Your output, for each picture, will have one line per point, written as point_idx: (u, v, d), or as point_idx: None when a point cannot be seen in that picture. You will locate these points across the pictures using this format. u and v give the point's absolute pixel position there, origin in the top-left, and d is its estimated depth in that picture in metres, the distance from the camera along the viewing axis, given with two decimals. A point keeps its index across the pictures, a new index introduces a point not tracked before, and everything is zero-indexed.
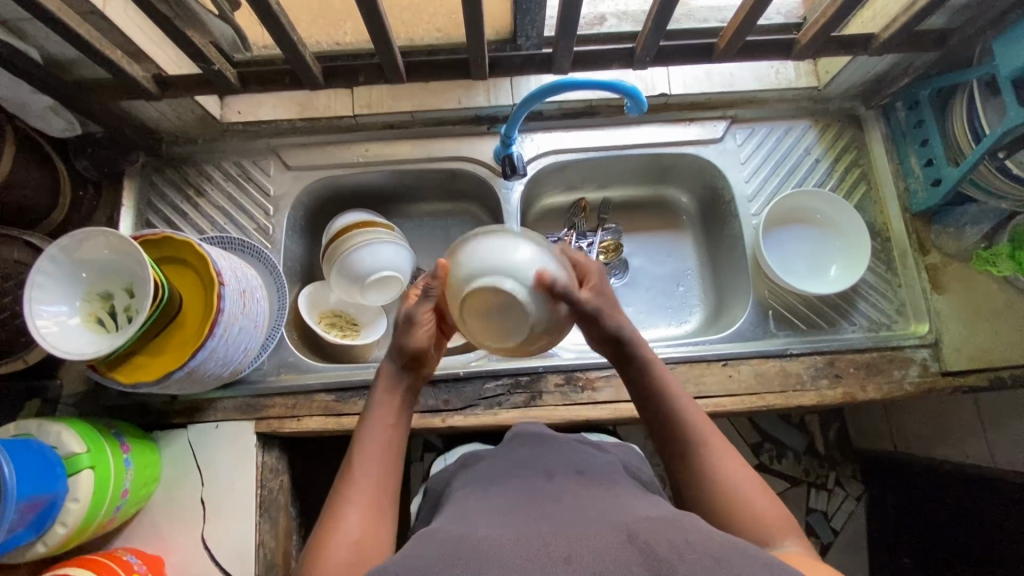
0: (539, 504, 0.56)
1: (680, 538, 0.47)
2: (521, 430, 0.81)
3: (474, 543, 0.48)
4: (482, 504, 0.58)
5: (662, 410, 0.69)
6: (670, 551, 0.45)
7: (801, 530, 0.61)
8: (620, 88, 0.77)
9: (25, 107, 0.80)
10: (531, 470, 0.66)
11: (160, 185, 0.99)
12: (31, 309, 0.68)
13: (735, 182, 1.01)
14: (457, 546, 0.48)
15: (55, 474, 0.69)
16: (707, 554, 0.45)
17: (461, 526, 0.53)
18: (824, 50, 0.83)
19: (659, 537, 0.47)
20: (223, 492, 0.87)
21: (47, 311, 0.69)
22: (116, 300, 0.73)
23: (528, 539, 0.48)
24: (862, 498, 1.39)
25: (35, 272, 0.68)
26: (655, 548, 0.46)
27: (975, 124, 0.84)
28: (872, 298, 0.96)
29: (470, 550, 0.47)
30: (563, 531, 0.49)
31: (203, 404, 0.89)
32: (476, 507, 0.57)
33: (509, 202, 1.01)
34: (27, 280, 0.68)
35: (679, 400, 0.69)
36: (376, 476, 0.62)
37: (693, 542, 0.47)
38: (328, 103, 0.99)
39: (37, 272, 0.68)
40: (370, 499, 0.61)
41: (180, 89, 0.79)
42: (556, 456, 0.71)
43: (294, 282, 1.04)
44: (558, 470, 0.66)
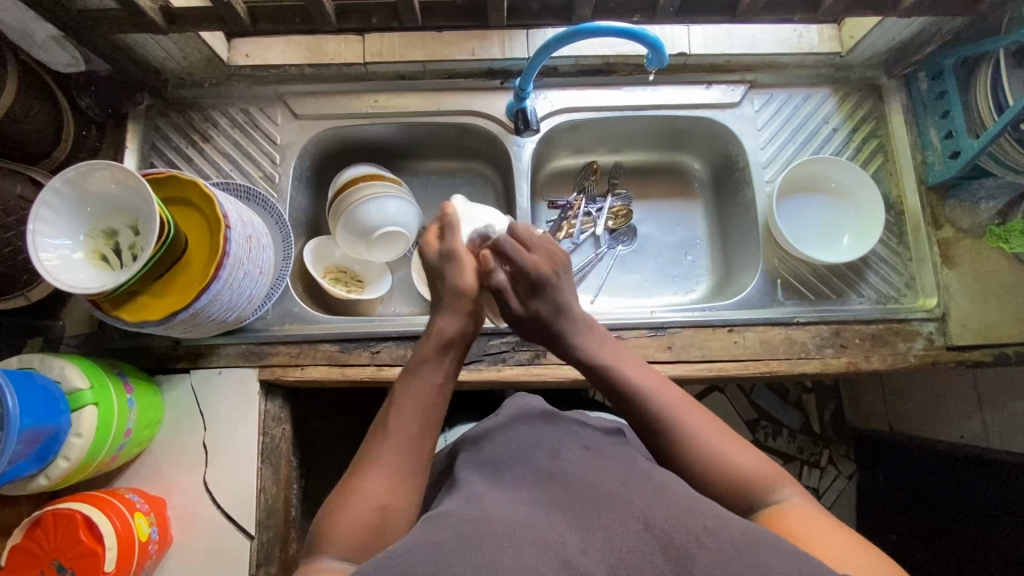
0: (548, 486, 0.56)
1: (699, 526, 0.48)
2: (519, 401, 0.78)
3: (491, 530, 0.48)
4: (490, 483, 0.58)
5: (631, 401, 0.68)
6: (687, 540, 0.46)
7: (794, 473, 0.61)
8: (644, 39, 0.75)
9: (28, 35, 0.78)
10: (539, 445, 0.65)
11: (163, 128, 0.97)
12: (35, 240, 0.67)
13: (750, 149, 0.99)
14: (467, 532, 0.48)
15: (59, 408, 0.69)
16: (725, 542, 0.46)
17: (471, 508, 0.52)
18: (851, 9, 0.81)
19: (675, 525, 0.48)
20: (225, 438, 0.87)
21: (49, 244, 0.68)
22: (121, 237, 0.72)
23: (542, 527, 0.49)
24: (853, 477, 1.42)
25: (39, 203, 0.67)
26: (672, 534, 0.47)
27: (999, 95, 0.82)
28: (882, 271, 0.96)
29: (484, 536, 0.47)
30: (581, 518, 0.50)
31: (206, 349, 0.89)
32: (485, 489, 0.57)
33: (520, 160, 0.99)
34: (30, 211, 0.67)
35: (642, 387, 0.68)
36: (407, 440, 0.61)
37: (715, 530, 0.47)
38: (338, 50, 0.96)
39: (40, 203, 0.67)
40: (401, 461, 0.60)
41: (189, 24, 0.77)
42: (563, 427, 0.70)
43: (299, 235, 1.02)
44: (565, 446, 0.65)
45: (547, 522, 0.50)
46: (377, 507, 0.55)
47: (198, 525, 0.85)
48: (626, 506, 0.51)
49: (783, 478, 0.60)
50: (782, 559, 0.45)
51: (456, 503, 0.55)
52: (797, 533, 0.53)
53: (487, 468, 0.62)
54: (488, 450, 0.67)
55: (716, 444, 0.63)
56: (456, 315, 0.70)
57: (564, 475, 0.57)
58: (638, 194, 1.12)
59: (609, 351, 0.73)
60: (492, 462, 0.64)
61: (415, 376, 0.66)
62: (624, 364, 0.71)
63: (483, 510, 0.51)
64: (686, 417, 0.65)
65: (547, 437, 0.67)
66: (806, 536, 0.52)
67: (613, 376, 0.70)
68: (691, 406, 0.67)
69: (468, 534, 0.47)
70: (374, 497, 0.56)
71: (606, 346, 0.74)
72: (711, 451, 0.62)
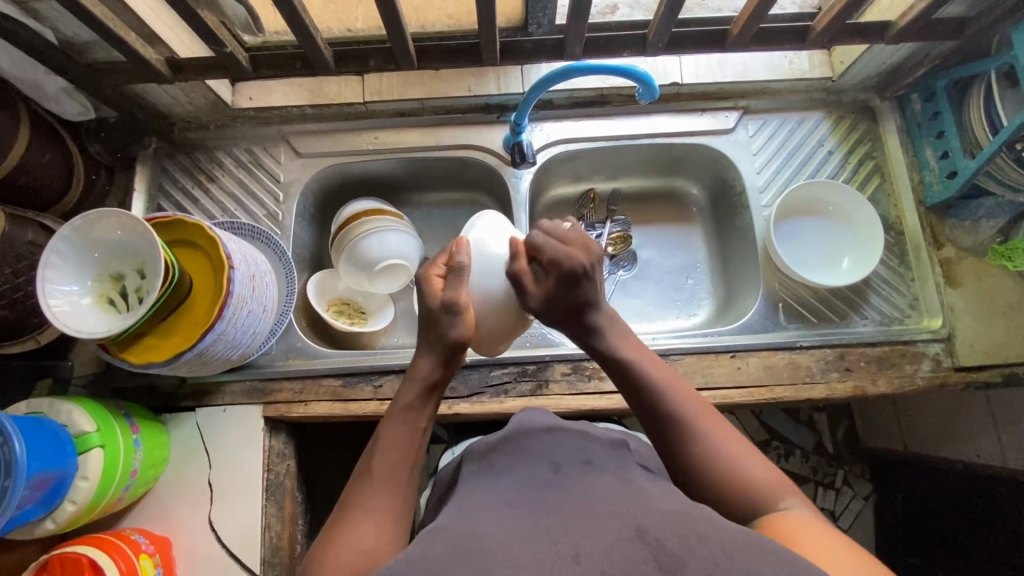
0: (546, 495, 0.56)
1: (690, 532, 0.47)
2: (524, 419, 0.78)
3: (484, 543, 0.48)
4: (492, 502, 0.58)
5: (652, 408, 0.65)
6: (680, 547, 0.45)
7: (798, 488, 0.59)
8: (634, 74, 0.76)
9: (40, 88, 0.80)
10: (540, 462, 0.65)
11: (171, 170, 1.00)
12: (43, 287, 0.68)
13: (746, 173, 1.00)
14: (464, 545, 0.47)
15: (65, 451, 0.70)
16: (719, 549, 0.45)
17: (469, 523, 0.52)
18: (840, 37, 0.82)
19: (668, 531, 0.47)
20: (230, 475, 0.87)
21: (59, 291, 0.70)
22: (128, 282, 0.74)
23: (537, 536, 0.48)
24: (871, 498, 1.37)
25: (47, 252, 0.69)
26: (665, 542, 0.46)
27: (993, 116, 0.83)
28: (884, 292, 0.95)
29: (478, 549, 0.46)
30: (574, 524, 0.49)
31: (211, 387, 0.90)
32: (487, 504, 0.56)
33: (517, 191, 1.01)
34: (40, 261, 0.68)
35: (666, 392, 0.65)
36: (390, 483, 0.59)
37: (705, 536, 0.46)
38: (338, 91, 0.99)
39: (50, 251, 0.69)
40: (388, 506, 0.58)
41: (193, 73, 0.79)
42: (561, 443, 0.70)
43: (303, 270, 1.04)
44: (566, 460, 0.65)
45: (540, 529, 0.49)
46: (360, 553, 0.53)
47: (203, 562, 0.85)
48: (623, 517, 0.50)
49: (789, 487, 0.58)
50: (773, 563, 0.44)
51: (455, 519, 0.54)
52: (792, 540, 0.52)
53: (491, 486, 0.62)
54: (489, 471, 0.67)
55: (717, 439, 0.62)
56: (433, 355, 0.67)
57: (562, 487, 0.58)
58: (637, 219, 1.13)
59: (635, 350, 0.70)
60: (494, 480, 0.64)
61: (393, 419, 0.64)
62: (647, 363, 0.68)
63: (480, 526, 0.51)
64: (692, 412, 0.64)
65: (548, 454, 0.67)
66: (797, 543, 0.51)
67: (637, 382, 0.67)
68: (697, 402, 0.65)
69: (465, 547, 0.47)
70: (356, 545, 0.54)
71: (628, 343, 0.70)
72: (712, 449, 0.61)
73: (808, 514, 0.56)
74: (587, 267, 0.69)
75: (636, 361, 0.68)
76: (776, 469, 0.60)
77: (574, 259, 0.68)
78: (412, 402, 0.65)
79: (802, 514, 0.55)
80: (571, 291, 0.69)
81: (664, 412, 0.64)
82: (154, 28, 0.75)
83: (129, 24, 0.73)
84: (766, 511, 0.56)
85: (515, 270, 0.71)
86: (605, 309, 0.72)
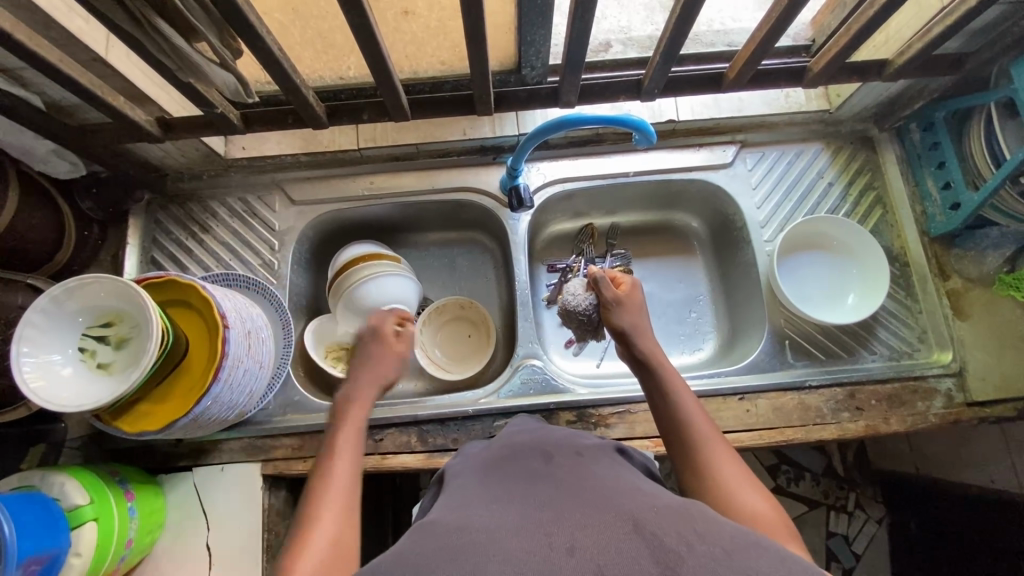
0: (539, 489, 0.53)
1: (690, 530, 0.44)
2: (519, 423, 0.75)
3: (475, 535, 0.45)
4: None
5: (672, 424, 0.68)
6: (678, 542, 0.42)
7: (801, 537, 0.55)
8: (629, 123, 0.76)
9: (28, 151, 0.79)
10: (531, 451, 0.63)
11: (165, 222, 0.99)
12: (17, 362, 0.65)
13: (746, 208, 0.99)
14: (455, 540, 0.45)
15: (59, 527, 0.67)
16: (718, 546, 0.42)
17: (459, 515, 0.49)
18: (838, 76, 0.82)
19: (666, 525, 0.45)
20: (230, 538, 0.85)
21: (31, 363, 0.66)
22: (109, 333, 0.71)
23: (530, 529, 0.46)
24: (884, 521, 1.32)
25: (22, 325, 0.66)
26: (662, 536, 0.43)
27: (995, 148, 0.81)
28: (892, 326, 0.94)
29: (463, 551, 0.43)
30: (568, 517, 0.47)
31: (208, 446, 0.88)
32: (475, 497, 0.54)
33: (516, 233, 1.00)
34: (14, 334, 0.65)
35: (689, 414, 0.68)
36: (333, 494, 0.62)
37: (704, 533, 0.44)
38: (332, 138, 0.99)
39: (24, 323, 0.66)
40: (340, 504, 0.61)
41: (183, 131, 0.78)
42: (550, 437, 0.67)
43: (300, 317, 1.02)
44: (557, 450, 0.62)
45: (533, 521, 0.47)
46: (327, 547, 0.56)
47: None
48: (615, 511, 0.48)
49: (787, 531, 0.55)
50: (772, 561, 0.41)
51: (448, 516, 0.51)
52: None
53: (481, 478, 0.59)
54: (476, 465, 0.62)
55: (725, 466, 0.61)
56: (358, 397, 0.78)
57: (555, 480, 0.54)
58: (638, 253, 1.11)
59: (671, 373, 0.73)
60: (480, 472, 0.60)
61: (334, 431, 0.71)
62: (678, 387, 0.71)
63: (468, 521, 0.48)
64: (692, 412, 0.68)
65: (541, 444, 0.65)
66: None
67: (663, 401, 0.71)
68: (715, 433, 0.66)
69: (453, 543, 0.44)
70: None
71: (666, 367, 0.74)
72: (717, 472, 0.61)
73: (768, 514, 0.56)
74: (641, 304, 0.83)
75: (658, 363, 0.74)
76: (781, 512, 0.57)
77: (632, 295, 0.83)
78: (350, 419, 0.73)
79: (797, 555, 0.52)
80: (626, 313, 0.80)
81: (672, 411, 0.69)
82: (143, 89, 0.74)
83: (117, 86, 0.72)
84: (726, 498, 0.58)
85: (602, 290, 0.83)
86: (652, 338, 0.78)
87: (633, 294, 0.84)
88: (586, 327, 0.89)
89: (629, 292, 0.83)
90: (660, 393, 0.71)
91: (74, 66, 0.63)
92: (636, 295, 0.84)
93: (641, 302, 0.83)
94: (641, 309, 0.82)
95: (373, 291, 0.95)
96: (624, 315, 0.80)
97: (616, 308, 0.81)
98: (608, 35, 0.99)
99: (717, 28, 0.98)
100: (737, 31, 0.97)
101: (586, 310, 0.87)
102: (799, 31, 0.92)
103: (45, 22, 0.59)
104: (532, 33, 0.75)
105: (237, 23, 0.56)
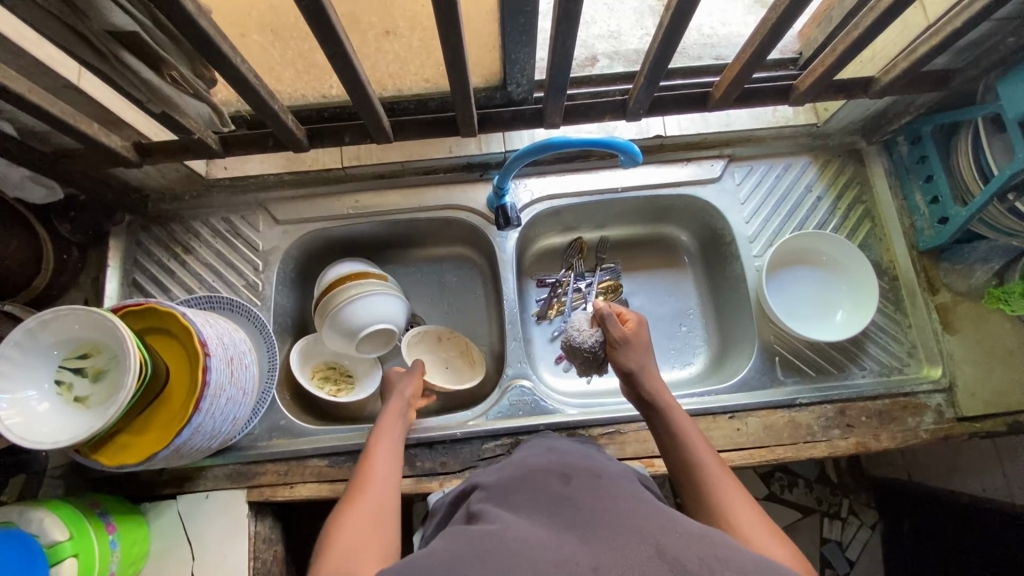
0: (561, 512, 0.52)
1: (710, 555, 0.44)
2: (532, 443, 0.75)
3: (491, 553, 0.45)
4: None
5: (683, 465, 0.69)
6: (699, 564, 0.43)
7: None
8: (614, 145, 0.75)
9: (3, 178, 0.77)
10: (546, 470, 0.62)
11: (146, 243, 0.97)
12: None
13: (734, 223, 0.98)
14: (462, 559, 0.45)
15: (39, 563, 0.66)
16: (738, 571, 0.42)
17: (493, 531, 0.49)
18: (824, 94, 0.81)
19: (690, 551, 0.44)
20: (215, 567, 0.83)
21: (6, 399, 0.65)
22: (86, 365, 0.70)
23: (559, 550, 0.46)
24: (877, 527, 1.33)
25: None
26: (684, 560, 0.43)
27: (983, 164, 0.81)
28: (881, 341, 0.93)
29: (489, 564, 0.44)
30: (597, 539, 0.47)
31: (193, 473, 0.86)
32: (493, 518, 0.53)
33: (503, 251, 0.99)
34: None
35: (698, 454, 0.69)
36: (375, 484, 0.69)
37: (726, 559, 0.44)
38: (316, 158, 0.98)
39: None
40: (379, 493, 0.68)
41: (162, 156, 0.77)
42: (565, 457, 0.66)
43: (286, 338, 1.01)
44: (576, 471, 0.61)
45: (562, 544, 0.47)
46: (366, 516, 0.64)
47: None
48: (641, 531, 0.47)
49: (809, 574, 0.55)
50: None
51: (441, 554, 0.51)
52: None
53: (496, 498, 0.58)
54: (488, 484, 0.62)
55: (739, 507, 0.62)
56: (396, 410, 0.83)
57: (575, 499, 0.54)
58: (627, 267, 1.10)
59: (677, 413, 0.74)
60: (501, 492, 0.60)
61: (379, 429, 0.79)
62: (686, 427, 0.72)
63: (499, 531, 0.49)
64: (703, 452, 0.69)
65: (556, 463, 0.64)
66: None
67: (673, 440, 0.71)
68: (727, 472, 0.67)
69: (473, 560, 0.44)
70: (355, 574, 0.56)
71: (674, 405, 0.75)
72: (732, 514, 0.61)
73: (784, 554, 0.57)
74: (646, 342, 0.81)
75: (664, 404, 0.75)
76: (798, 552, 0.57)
77: (637, 332, 0.80)
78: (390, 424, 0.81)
79: None
80: (631, 356, 0.79)
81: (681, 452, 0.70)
82: (120, 115, 0.73)
83: (93, 113, 0.71)
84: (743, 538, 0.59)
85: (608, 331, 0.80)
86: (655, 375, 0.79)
87: (639, 331, 0.81)
88: (590, 364, 0.85)
89: (635, 331, 0.81)
90: (669, 434, 0.72)
91: (45, 96, 0.62)
92: (641, 331, 0.81)
93: (646, 336, 0.81)
94: (647, 349, 0.80)
95: (356, 314, 0.94)
96: (627, 356, 0.79)
97: (620, 352, 0.79)
98: (595, 48, 0.98)
99: (704, 41, 0.97)
100: (723, 45, 0.96)
101: (591, 349, 0.82)
102: (787, 44, 0.92)
103: (15, 52, 0.58)
104: (516, 52, 0.74)
105: (212, 54, 0.55)
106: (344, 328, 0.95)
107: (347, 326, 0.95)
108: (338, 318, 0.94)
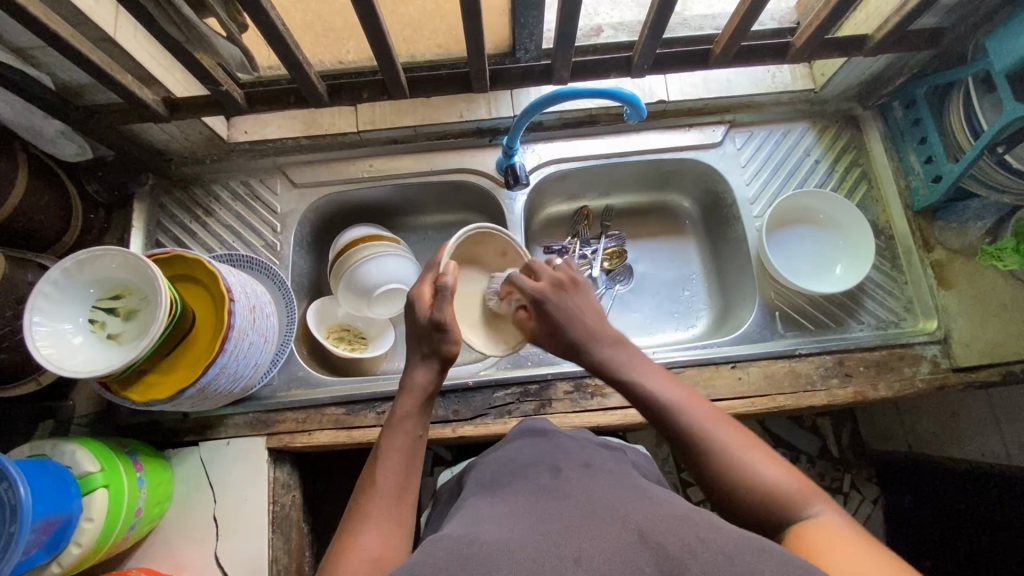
0: (548, 503, 0.55)
1: (693, 537, 0.46)
2: (526, 425, 0.78)
3: (487, 551, 0.47)
4: (492, 505, 0.57)
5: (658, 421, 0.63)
6: (682, 550, 0.45)
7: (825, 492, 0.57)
8: (620, 96, 0.80)
9: (37, 132, 0.81)
10: (539, 465, 0.65)
11: (168, 206, 1.01)
12: (29, 330, 0.67)
13: (735, 185, 1.02)
14: (465, 552, 0.47)
15: (70, 493, 0.69)
16: (721, 553, 0.44)
17: (473, 529, 0.51)
18: (819, 52, 0.85)
19: (670, 535, 0.47)
20: (235, 509, 0.86)
21: (42, 331, 0.68)
22: (118, 305, 0.73)
23: (538, 540, 0.48)
24: (879, 501, 1.32)
25: (35, 295, 0.67)
26: (667, 545, 0.46)
27: (973, 122, 0.83)
28: (878, 297, 0.96)
29: (481, 555, 0.46)
30: (575, 526, 0.49)
31: (214, 421, 0.90)
32: (489, 514, 0.55)
33: (512, 213, 1.02)
34: (28, 304, 0.67)
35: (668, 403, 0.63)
36: (402, 455, 0.64)
37: (707, 541, 0.46)
38: (331, 121, 1.01)
39: (38, 293, 0.68)
40: (403, 464, 0.63)
41: (189, 111, 0.81)
42: (561, 448, 0.69)
43: (302, 298, 1.04)
44: (566, 463, 0.64)
45: (543, 532, 0.49)
46: (392, 491, 0.61)
47: None
48: (624, 520, 0.50)
49: (814, 493, 0.56)
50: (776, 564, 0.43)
51: (459, 525, 0.54)
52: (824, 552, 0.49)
53: (493, 493, 0.60)
54: (486, 477, 0.66)
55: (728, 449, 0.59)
56: (431, 365, 0.70)
57: (564, 491, 0.57)
58: (632, 234, 1.14)
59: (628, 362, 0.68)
60: (492, 486, 0.63)
61: (404, 388, 0.69)
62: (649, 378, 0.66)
63: (482, 532, 0.51)
64: (714, 429, 0.61)
65: (550, 457, 0.67)
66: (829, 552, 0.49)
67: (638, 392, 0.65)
68: (705, 412, 0.63)
69: (465, 554, 0.47)
70: (368, 552, 0.55)
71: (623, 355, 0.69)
72: (728, 458, 0.58)
73: (851, 525, 0.52)
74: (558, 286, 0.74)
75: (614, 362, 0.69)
76: (794, 471, 0.58)
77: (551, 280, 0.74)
78: (421, 380, 0.69)
79: (834, 518, 0.53)
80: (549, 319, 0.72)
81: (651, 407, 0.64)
82: (151, 71, 0.77)
83: (126, 66, 0.75)
84: (801, 523, 0.53)
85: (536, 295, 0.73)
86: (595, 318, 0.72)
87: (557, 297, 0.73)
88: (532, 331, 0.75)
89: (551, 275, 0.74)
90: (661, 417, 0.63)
91: (85, 43, 0.66)
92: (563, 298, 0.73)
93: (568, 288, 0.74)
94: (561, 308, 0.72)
95: (370, 273, 0.97)
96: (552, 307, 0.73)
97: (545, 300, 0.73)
98: (599, 20, 1.02)
99: (705, 12, 1.01)
100: (722, 15, 1.00)
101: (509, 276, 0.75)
102: (783, 15, 0.94)
103: None
104: (526, 15, 0.77)
105: None
106: (356, 285, 0.98)
107: (360, 284, 0.98)
108: (352, 276, 0.98)
